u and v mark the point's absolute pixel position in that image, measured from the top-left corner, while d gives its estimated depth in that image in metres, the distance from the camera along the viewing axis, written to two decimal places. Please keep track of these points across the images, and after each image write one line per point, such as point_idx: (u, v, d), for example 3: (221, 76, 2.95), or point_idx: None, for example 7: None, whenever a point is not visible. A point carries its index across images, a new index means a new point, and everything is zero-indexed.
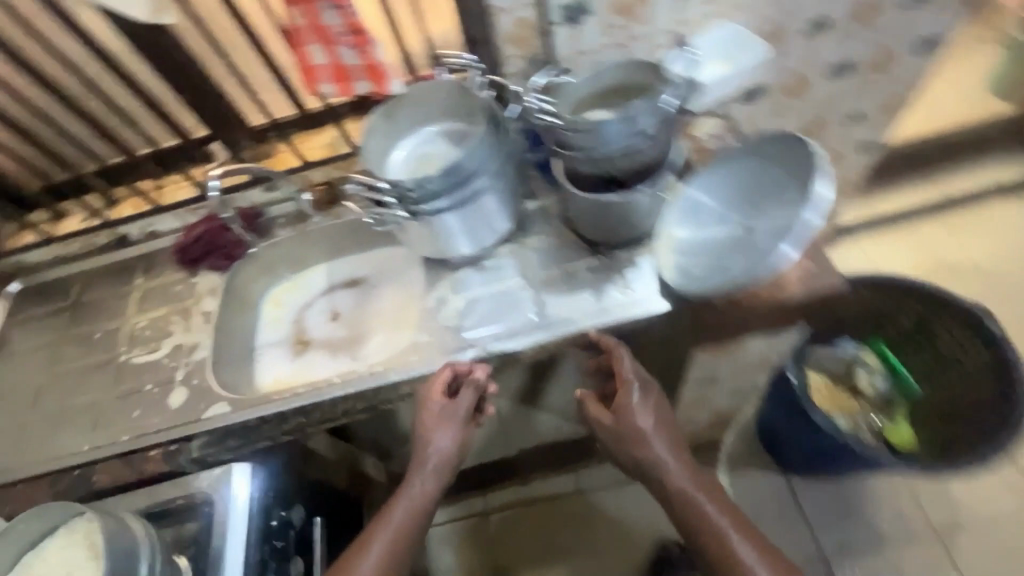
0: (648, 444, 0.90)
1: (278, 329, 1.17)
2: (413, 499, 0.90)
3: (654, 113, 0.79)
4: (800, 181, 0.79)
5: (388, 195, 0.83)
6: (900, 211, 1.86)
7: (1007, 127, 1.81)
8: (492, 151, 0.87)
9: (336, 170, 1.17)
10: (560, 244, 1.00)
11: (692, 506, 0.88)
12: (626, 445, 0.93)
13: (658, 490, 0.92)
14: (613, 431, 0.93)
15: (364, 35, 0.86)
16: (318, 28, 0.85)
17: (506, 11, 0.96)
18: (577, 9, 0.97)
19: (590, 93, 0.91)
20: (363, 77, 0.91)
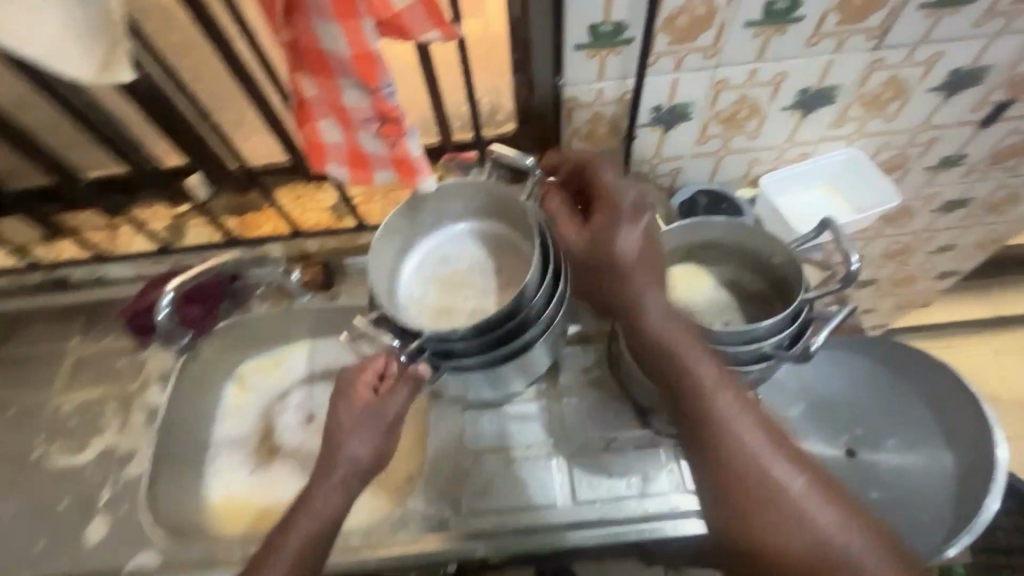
0: (676, 328, 0.60)
1: (239, 424, 0.93)
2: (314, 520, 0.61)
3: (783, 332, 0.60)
4: (917, 426, 0.71)
5: (406, 357, 0.64)
6: (949, 324, 1.70)
7: None
8: (542, 302, 0.69)
9: (340, 243, 0.96)
10: (599, 398, 0.83)
11: (738, 452, 0.57)
12: (639, 341, 0.62)
13: (692, 420, 0.60)
14: (628, 321, 0.63)
15: (397, 124, 0.65)
16: (337, 105, 0.63)
17: (584, 106, 0.74)
18: (671, 114, 0.77)
19: (693, 246, 0.70)
20: (387, 167, 0.70)
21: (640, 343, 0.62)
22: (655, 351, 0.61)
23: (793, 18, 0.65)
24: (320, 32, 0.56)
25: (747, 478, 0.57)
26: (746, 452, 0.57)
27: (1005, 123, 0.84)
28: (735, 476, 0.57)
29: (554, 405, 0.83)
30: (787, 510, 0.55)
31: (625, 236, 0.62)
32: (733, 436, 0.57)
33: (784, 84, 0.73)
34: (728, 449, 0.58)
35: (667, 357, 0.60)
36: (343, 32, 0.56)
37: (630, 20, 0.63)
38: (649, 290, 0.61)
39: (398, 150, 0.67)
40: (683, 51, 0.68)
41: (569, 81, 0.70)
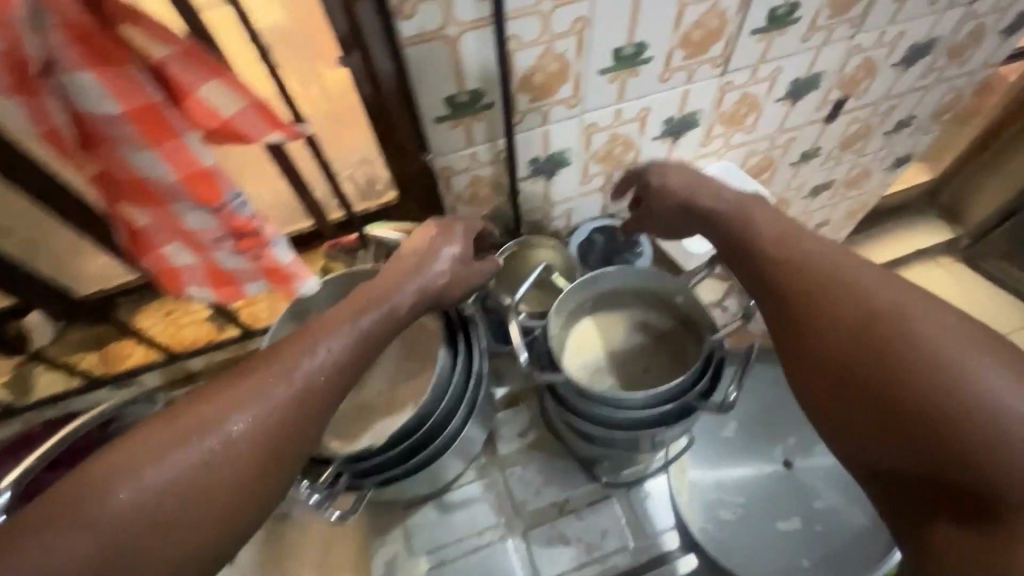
0: (763, 231, 0.55)
1: None
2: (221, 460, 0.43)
3: (707, 364, 0.55)
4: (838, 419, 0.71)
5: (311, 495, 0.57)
6: None
7: (924, 194, 1.87)
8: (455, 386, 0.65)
9: (226, 353, 0.86)
10: (542, 460, 0.79)
11: (826, 272, 0.49)
12: (731, 229, 0.57)
13: (782, 291, 0.51)
14: (730, 235, 0.57)
15: (256, 236, 0.58)
16: (179, 230, 0.56)
17: (459, 173, 0.71)
18: (550, 163, 0.76)
19: (597, 296, 0.67)
20: (258, 279, 0.63)
21: (741, 248, 0.55)
22: (745, 246, 0.55)
23: (642, 60, 0.66)
24: (136, 163, 0.49)
25: (851, 290, 0.47)
26: (856, 289, 0.47)
27: (846, 116, 0.92)
28: (838, 310, 0.47)
29: (497, 479, 0.78)
30: (886, 330, 0.44)
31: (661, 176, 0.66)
32: (809, 251, 0.51)
33: (649, 118, 0.75)
34: (823, 281, 0.48)
35: (762, 249, 0.54)
36: (164, 159, 0.49)
37: (485, 87, 0.60)
38: (756, 213, 0.57)
39: (264, 262, 0.60)
40: (546, 105, 0.67)
41: (435, 150, 0.67)
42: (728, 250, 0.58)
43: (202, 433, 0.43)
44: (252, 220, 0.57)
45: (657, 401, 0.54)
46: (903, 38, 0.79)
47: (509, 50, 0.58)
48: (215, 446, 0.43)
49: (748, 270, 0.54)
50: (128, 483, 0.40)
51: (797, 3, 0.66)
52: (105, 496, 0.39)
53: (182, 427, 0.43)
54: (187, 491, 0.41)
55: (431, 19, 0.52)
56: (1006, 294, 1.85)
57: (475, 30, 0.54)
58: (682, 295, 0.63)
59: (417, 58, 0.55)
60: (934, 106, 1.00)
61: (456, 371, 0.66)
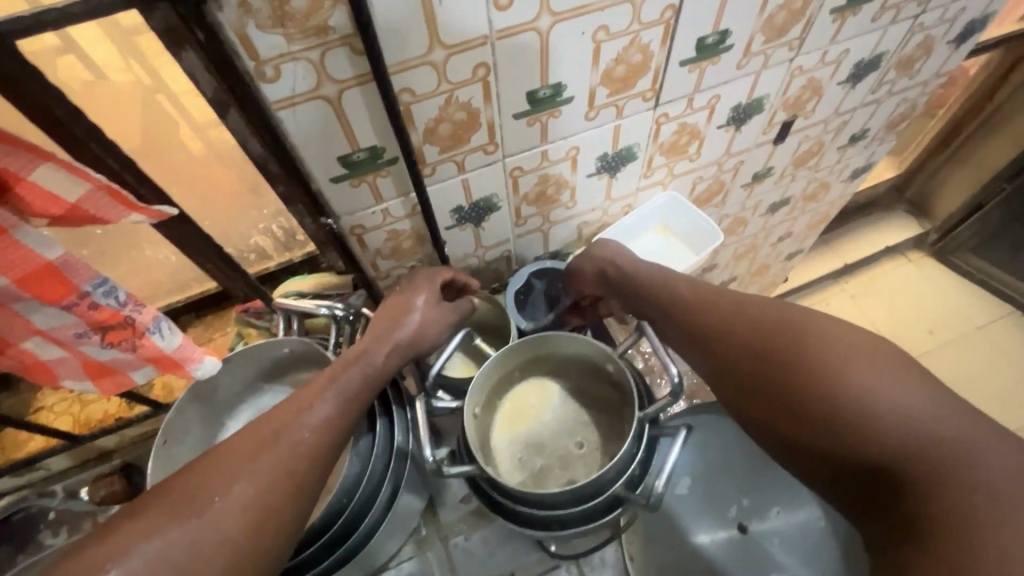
0: (658, 287, 0.60)
1: None
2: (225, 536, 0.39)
3: (633, 440, 0.54)
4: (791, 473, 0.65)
5: None
6: (812, 279, 1.84)
7: (889, 190, 1.85)
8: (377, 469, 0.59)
9: (143, 426, 0.79)
10: (487, 527, 0.73)
11: (719, 310, 0.54)
12: (634, 288, 0.63)
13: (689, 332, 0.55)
14: (634, 298, 0.63)
15: (128, 326, 0.51)
16: (32, 329, 0.48)
17: (372, 230, 0.65)
18: (476, 210, 0.70)
19: (524, 360, 0.65)
20: (142, 367, 0.56)
21: (646, 309, 0.61)
22: (652, 303, 0.60)
23: (562, 101, 0.60)
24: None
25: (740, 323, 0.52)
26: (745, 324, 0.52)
27: (795, 135, 0.87)
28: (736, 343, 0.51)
29: (438, 552, 0.72)
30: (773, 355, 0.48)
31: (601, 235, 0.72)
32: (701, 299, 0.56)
33: (580, 157, 0.69)
34: (716, 322, 0.53)
35: (663, 300, 0.59)
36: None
37: (383, 143, 0.54)
38: (657, 272, 0.63)
39: (142, 351, 0.53)
40: (460, 154, 0.60)
41: (340, 211, 0.60)
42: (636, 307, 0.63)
43: (207, 508, 0.40)
44: (120, 310, 0.50)
45: (581, 496, 0.53)
46: (847, 56, 0.75)
47: (404, 105, 0.52)
48: (220, 522, 0.40)
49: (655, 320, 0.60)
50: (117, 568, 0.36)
51: (726, 31, 0.61)
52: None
53: (180, 500, 0.40)
54: (185, 566, 0.37)
55: (303, 80, 0.46)
56: (974, 286, 1.85)
57: (358, 87, 0.48)
58: (610, 363, 0.61)
59: (296, 121, 0.49)
60: (887, 117, 0.96)
61: (375, 457, 0.59)
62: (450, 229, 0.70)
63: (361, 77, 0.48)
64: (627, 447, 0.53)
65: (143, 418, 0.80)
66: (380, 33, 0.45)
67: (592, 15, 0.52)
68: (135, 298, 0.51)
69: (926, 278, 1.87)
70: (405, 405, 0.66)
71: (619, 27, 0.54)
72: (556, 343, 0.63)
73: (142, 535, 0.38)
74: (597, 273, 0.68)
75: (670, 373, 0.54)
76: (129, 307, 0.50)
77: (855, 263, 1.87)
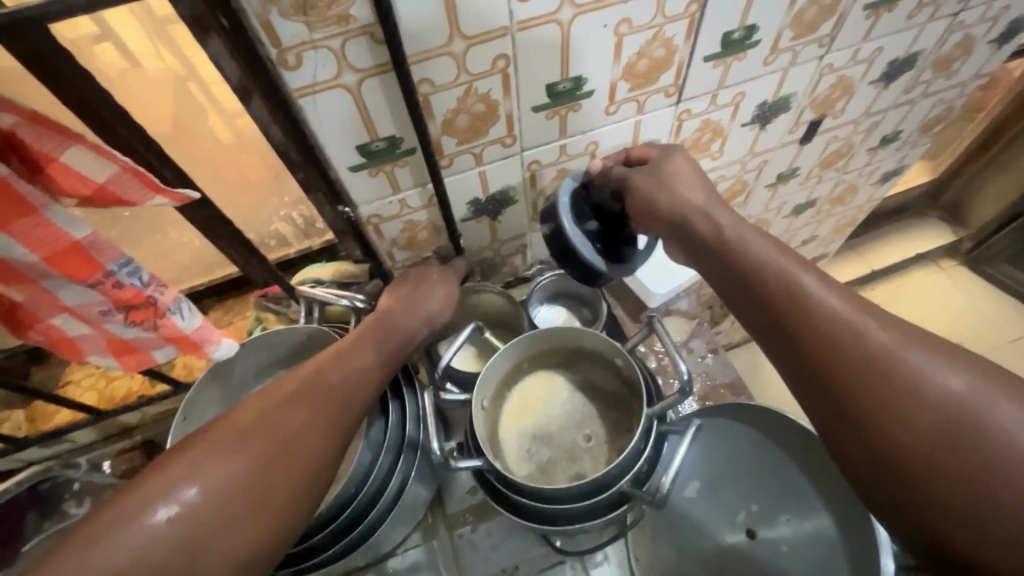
0: (760, 277, 0.48)
1: None
2: (294, 451, 0.44)
3: (641, 438, 0.54)
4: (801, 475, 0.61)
5: None
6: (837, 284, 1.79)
7: (922, 196, 1.80)
8: (387, 456, 0.60)
9: (163, 404, 0.82)
10: (493, 520, 0.74)
11: (848, 334, 0.42)
12: (728, 267, 0.51)
13: (797, 357, 0.44)
14: (726, 278, 0.52)
15: (150, 307, 0.53)
16: (63, 306, 0.50)
17: (388, 221, 0.66)
18: (493, 203, 0.70)
19: (536, 353, 0.64)
20: (164, 346, 0.57)
21: (742, 301, 0.49)
22: (754, 300, 0.48)
23: (582, 95, 0.59)
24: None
25: (874, 359, 0.41)
26: (879, 363, 0.40)
27: (823, 135, 0.85)
28: (866, 384, 0.40)
29: (443, 542, 0.73)
30: (919, 414, 0.38)
31: (675, 164, 0.60)
32: (820, 312, 0.44)
33: (598, 152, 0.68)
34: (837, 347, 0.42)
35: (769, 299, 0.47)
36: (18, 237, 0.44)
37: (402, 133, 0.55)
38: (757, 247, 0.50)
39: (164, 331, 0.54)
40: (478, 146, 0.60)
41: (356, 200, 0.61)
42: (727, 290, 0.52)
43: (275, 427, 0.44)
44: (143, 290, 0.51)
45: (585, 492, 0.52)
46: (880, 54, 0.72)
47: (423, 96, 0.52)
48: (287, 440, 0.44)
49: (751, 319, 0.49)
50: (202, 477, 0.40)
51: (753, 27, 0.59)
52: (191, 499, 0.39)
53: (250, 420, 0.44)
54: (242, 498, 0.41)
55: (324, 68, 0.46)
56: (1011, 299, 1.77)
57: (377, 76, 0.49)
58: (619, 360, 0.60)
59: (316, 109, 0.49)
60: (922, 119, 0.93)
61: (383, 443, 0.60)
62: (466, 222, 0.70)
63: (381, 66, 0.48)
64: (636, 441, 0.53)
65: (163, 396, 0.82)
66: (402, 22, 0.45)
67: (615, 8, 0.51)
68: (157, 279, 0.52)
69: (960, 288, 1.80)
70: (418, 393, 0.66)
71: (643, 21, 0.53)
72: (566, 334, 0.62)
73: (222, 448, 0.42)
74: (672, 218, 0.56)
75: (680, 370, 0.54)
76: (152, 287, 0.52)
77: (884, 270, 1.82)
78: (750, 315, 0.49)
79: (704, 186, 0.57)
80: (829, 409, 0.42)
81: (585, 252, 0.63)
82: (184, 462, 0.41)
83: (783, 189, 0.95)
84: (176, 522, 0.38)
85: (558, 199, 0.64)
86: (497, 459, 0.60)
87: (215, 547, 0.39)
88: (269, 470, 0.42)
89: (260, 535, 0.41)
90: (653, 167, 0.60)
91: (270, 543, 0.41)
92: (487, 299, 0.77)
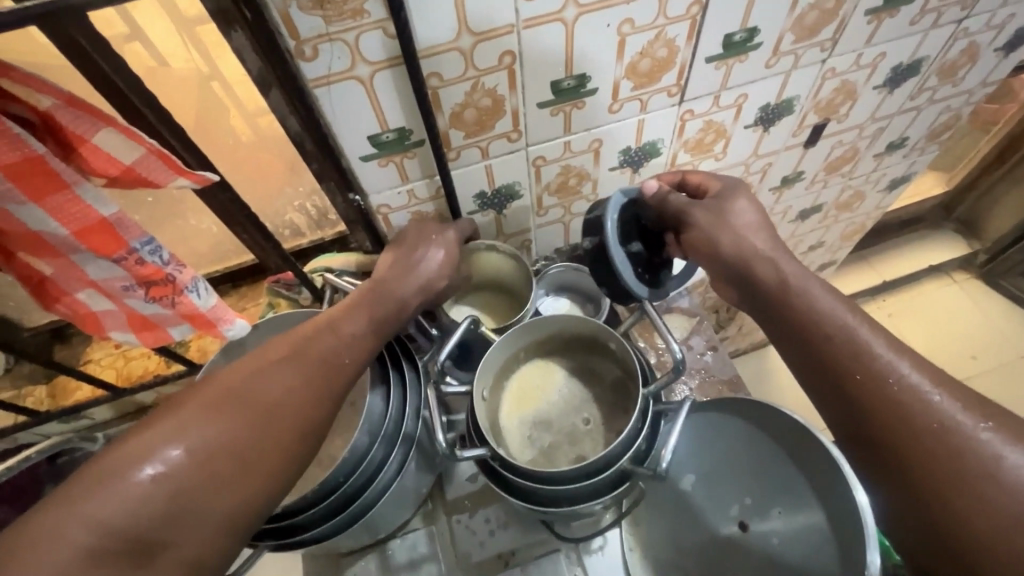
0: (826, 341, 0.51)
1: None
2: (275, 415, 0.46)
3: (636, 422, 0.55)
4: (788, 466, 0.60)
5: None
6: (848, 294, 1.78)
7: (936, 207, 1.78)
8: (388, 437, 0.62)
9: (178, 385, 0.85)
10: (491, 507, 0.75)
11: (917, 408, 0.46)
12: (791, 324, 0.53)
13: (863, 422, 0.48)
14: (785, 332, 0.54)
15: (169, 284, 0.56)
16: (87, 281, 0.53)
17: (396, 211, 0.68)
18: (498, 197, 0.72)
19: (537, 339, 0.66)
20: (178, 323, 0.60)
21: (805, 356, 0.52)
22: (819, 365, 0.51)
23: (586, 92, 0.61)
24: (21, 218, 0.47)
25: (940, 434, 0.45)
26: (945, 439, 0.45)
27: (827, 140, 0.86)
28: (930, 457, 0.45)
29: (442, 527, 0.75)
30: (986, 488, 0.43)
31: (740, 206, 0.61)
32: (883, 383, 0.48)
33: (602, 149, 0.70)
34: (908, 410, 0.46)
35: (837, 364, 0.50)
36: (49, 212, 0.47)
37: (411, 125, 0.57)
38: (823, 305, 0.52)
39: (179, 308, 0.57)
40: (484, 140, 0.63)
41: (366, 190, 0.64)
42: (784, 341, 0.55)
43: (254, 393, 0.46)
44: (163, 268, 0.54)
45: (585, 471, 0.53)
46: (884, 59, 0.73)
47: (431, 90, 0.54)
48: (271, 406, 0.46)
49: (811, 378, 0.52)
50: (185, 438, 0.41)
51: (753, 29, 0.61)
52: (177, 460, 0.40)
53: (232, 387, 0.46)
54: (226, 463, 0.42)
55: (338, 60, 0.49)
56: None
57: (388, 69, 0.51)
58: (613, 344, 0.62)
59: (331, 99, 0.52)
60: (929, 126, 0.93)
61: (387, 421, 0.62)
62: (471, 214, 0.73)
63: (393, 60, 0.51)
64: (632, 423, 0.54)
65: (177, 376, 0.86)
66: (412, 17, 0.48)
67: (618, 8, 0.53)
68: (176, 258, 0.55)
69: (973, 301, 1.78)
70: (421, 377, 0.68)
71: (645, 21, 0.55)
72: (570, 322, 0.64)
73: (207, 415, 0.43)
74: (739, 261, 0.57)
75: (672, 348, 0.56)
76: (171, 266, 0.55)
77: (896, 280, 1.80)
78: (812, 373, 0.52)
79: (767, 231, 0.59)
80: (895, 474, 0.46)
81: (623, 271, 0.61)
82: (163, 426, 0.42)
83: (788, 192, 0.96)
84: (161, 481, 0.39)
85: (606, 220, 0.62)
86: (498, 445, 0.61)
87: (202, 504, 0.40)
88: (251, 433, 0.44)
89: (241, 500, 0.43)
90: (715, 205, 0.62)
91: (253, 507, 0.43)
92: (489, 258, 0.78)
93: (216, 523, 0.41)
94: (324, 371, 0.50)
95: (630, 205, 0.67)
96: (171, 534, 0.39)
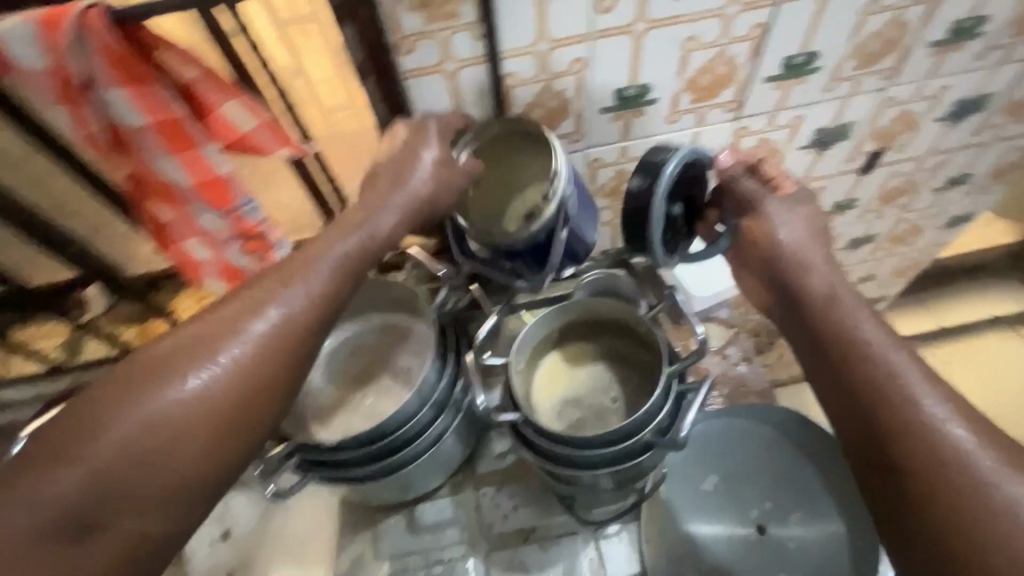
0: (848, 365, 0.50)
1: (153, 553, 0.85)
2: (188, 386, 0.44)
3: (659, 396, 0.58)
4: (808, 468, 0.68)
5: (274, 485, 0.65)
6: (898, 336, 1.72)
7: (1003, 256, 1.71)
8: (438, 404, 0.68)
9: None
10: (517, 486, 0.79)
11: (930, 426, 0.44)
12: (825, 343, 0.53)
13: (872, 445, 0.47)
14: (816, 349, 0.54)
15: (262, 239, 0.65)
16: (195, 231, 0.62)
17: None
18: None
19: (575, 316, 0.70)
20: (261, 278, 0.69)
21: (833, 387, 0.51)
22: (846, 389, 0.50)
23: (647, 101, 0.66)
24: (161, 168, 0.56)
25: (957, 462, 0.42)
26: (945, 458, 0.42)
27: (884, 168, 0.87)
28: (922, 472, 0.43)
29: (469, 498, 0.79)
30: (1005, 530, 0.39)
31: (791, 217, 0.65)
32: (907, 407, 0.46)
33: None
34: (917, 429, 0.44)
35: (865, 392, 0.48)
36: (184, 164, 0.56)
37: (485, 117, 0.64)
38: (863, 333, 0.52)
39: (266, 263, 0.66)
40: None
41: None
42: (817, 366, 0.54)
43: (135, 390, 0.43)
44: (259, 225, 0.64)
45: (603, 440, 0.57)
46: (947, 92, 0.75)
47: (507, 87, 0.61)
48: (203, 373, 0.45)
49: (837, 400, 0.51)
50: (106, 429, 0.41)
51: (813, 52, 0.64)
52: (92, 441, 0.41)
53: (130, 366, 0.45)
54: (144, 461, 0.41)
55: (430, 55, 0.56)
56: None
57: (472, 66, 0.58)
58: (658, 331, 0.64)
59: (419, 89, 0.59)
60: (994, 164, 0.92)
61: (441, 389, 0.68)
62: None
63: (477, 57, 0.57)
64: (654, 398, 0.58)
65: None
66: (499, 20, 0.54)
67: (684, 25, 0.58)
68: (270, 219, 0.65)
69: None
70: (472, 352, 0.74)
71: (710, 38, 0.60)
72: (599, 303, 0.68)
73: (119, 407, 0.42)
74: (796, 261, 0.62)
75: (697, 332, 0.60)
76: (266, 224, 0.64)
77: (953, 328, 1.73)
78: (837, 399, 0.51)
79: (819, 247, 0.63)
80: (906, 504, 0.43)
81: (658, 236, 0.62)
82: (71, 412, 0.42)
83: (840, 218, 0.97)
84: (77, 474, 0.39)
85: (666, 169, 0.60)
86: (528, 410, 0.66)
87: (115, 484, 0.40)
88: (148, 406, 0.42)
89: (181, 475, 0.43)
90: (784, 207, 0.65)
91: (199, 481, 0.44)
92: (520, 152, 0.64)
93: (172, 481, 0.42)
94: (241, 334, 0.47)
95: (695, 164, 0.64)
96: (112, 513, 0.40)
